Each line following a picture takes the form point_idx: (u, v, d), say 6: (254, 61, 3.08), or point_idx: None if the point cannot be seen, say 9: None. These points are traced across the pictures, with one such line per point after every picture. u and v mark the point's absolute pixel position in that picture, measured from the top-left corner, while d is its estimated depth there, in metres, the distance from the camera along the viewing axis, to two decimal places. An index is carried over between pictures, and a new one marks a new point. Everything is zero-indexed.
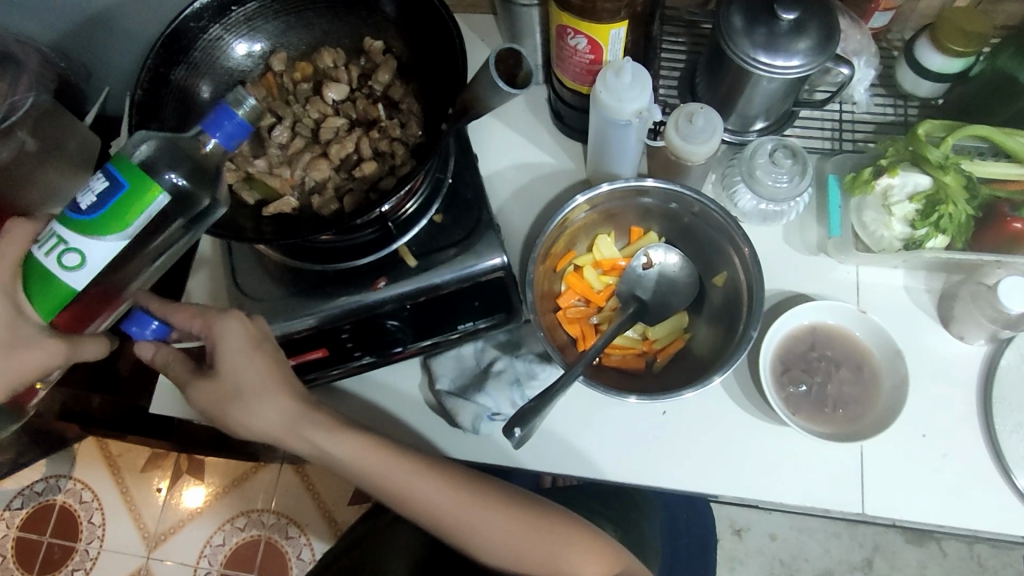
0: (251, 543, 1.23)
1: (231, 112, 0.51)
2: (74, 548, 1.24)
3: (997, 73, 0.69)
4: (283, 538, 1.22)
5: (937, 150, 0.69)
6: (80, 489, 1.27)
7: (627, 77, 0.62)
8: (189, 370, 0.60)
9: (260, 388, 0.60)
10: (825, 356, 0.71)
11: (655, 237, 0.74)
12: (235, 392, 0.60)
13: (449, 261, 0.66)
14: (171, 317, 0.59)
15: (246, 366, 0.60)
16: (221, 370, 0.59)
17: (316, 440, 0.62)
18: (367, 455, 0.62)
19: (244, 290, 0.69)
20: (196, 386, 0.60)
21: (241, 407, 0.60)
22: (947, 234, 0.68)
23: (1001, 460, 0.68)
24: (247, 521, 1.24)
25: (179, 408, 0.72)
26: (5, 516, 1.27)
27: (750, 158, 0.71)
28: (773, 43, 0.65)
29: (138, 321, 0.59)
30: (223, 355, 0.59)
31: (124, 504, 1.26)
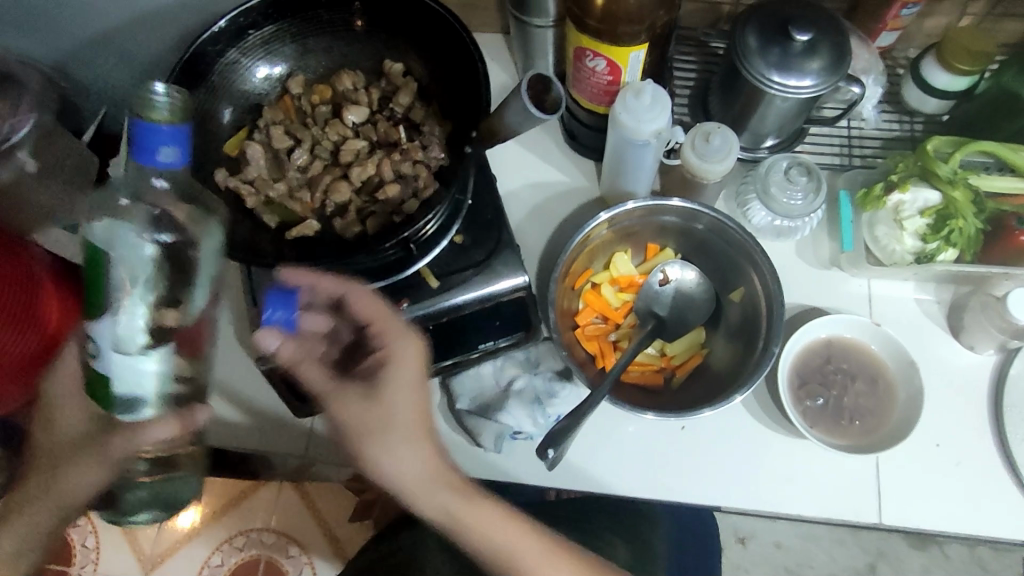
0: (250, 563, 1.15)
1: (153, 127, 0.45)
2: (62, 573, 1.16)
3: (1003, 92, 0.70)
4: (283, 557, 1.16)
5: (945, 165, 0.70)
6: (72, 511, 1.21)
7: (647, 99, 0.63)
8: (335, 384, 0.56)
9: (410, 424, 0.56)
10: (841, 369, 0.72)
11: (671, 254, 0.75)
12: (385, 424, 0.55)
13: (469, 281, 0.67)
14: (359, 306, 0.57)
15: (410, 401, 0.56)
16: (385, 396, 0.55)
17: (446, 502, 0.56)
18: (487, 515, 0.57)
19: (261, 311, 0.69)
20: (345, 403, 0.56)
21: (387, 442, 0.55)
22: (957, 247, 0.70)
23: (1014, 468, 0.69)
24: (245, 541, 1.16)
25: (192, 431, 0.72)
26: None
27: (765, 174, 0.72)
28: (786, 63, 0.67)
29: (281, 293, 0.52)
30: (393, 381, 0.56)
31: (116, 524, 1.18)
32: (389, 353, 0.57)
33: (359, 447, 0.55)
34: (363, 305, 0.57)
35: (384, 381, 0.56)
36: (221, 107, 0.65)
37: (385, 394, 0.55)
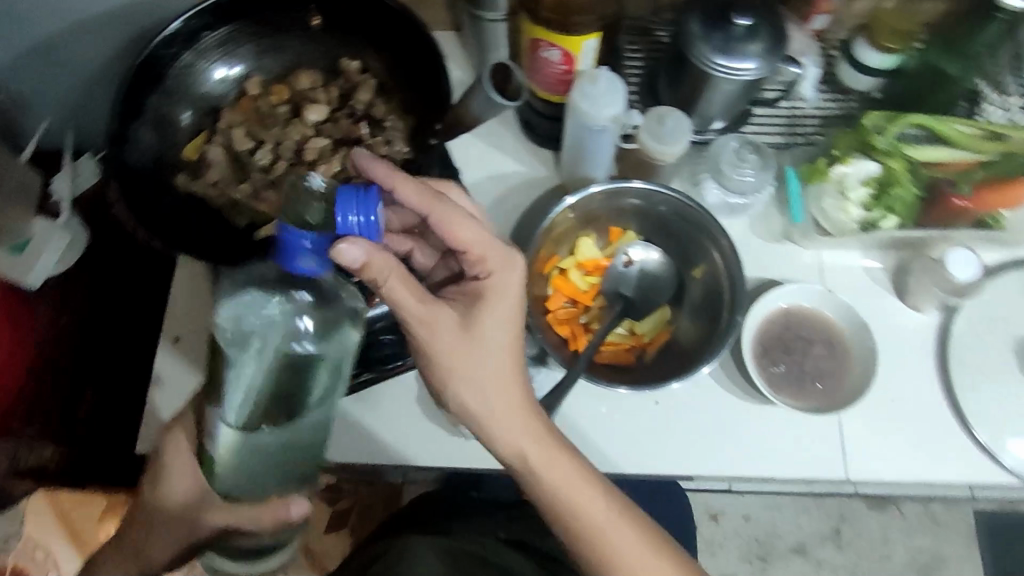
0: None
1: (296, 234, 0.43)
2: None
3: (930, 67, 0.75)
4: None
5: (882, 137, 0.75)
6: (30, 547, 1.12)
7: (602, 84, 0.66)
8: (427, 303, 0.56)
9: (496, 359, 0.57)
10: (801, 335, 0.76)
11: (633, 236, 0.77)
12: (479, 351, 0.57)
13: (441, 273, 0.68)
14: (460, 233, 0.55)
15: (502, 333, 0.57)
16: (481, 325, 0.57)
17: (524, 446, 0.58)
18: (562, 468, 0.58)
19: None
20: (438, 326, 0.56)
21: (477, 372, 0.57)
22: (896, 214, 0.75)
23: (962, 416, 0.75)
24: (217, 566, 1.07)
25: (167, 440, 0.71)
26: None
27: (716, 155, 0.76)
28: (729, 46, 0.71)
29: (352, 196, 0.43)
30: (490, 311, 0.57)
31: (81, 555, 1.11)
32: (490, 287, 0.57)
33: (445, 368, 0.57)
34: (466, 233, 0.56)
35: (480, 311, 0.57)
36: (179, 111, 0.66)
37: (482, 323, 0.57)
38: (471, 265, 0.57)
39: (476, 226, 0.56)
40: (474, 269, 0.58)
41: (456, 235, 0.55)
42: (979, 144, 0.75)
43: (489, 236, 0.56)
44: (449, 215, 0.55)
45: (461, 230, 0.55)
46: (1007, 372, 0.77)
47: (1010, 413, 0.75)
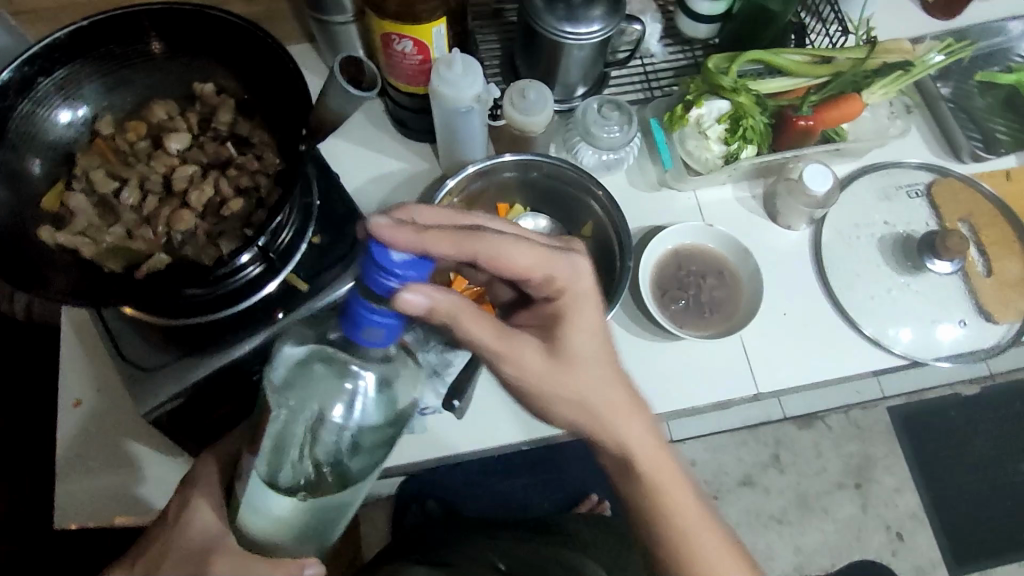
0: None
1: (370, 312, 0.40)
2: None
3: (754, 7, 0.81)
4: None
5: (726, 77, 0.80)
6: None
7: (458, 68, 0.68)
8: (504, 338, 0.53)
9: (588, 378, 0.56)
10: (692, 271, 0.81)
11: (520, 208, 0.79)
12: (574, 362, 0.55)
13: (338, 277, 0.68)
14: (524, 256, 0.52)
15: (594, 340, 0.56)
16: (570, 339, 0.55)
17: (632, 442, 0.57)
18: (662, 464, 0.58)
19: (127, 359, 0.67)
20: (528, 363, 0.54)
21: (574, 395, 0.56)
22: (754, 143, 0.81)
23: (848, 316, 0.81)
24: None
25: (87, 500, 0.70)
26: None
27: (583, 118, 0.79)
28: (573, 14, 0.75)
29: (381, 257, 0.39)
30: (574, 324, 0.55)
31: None
32: (564, 304, 0.55)
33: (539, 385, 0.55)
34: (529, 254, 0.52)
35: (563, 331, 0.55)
36: (30, 160, 0.62)
37: (570, 336, 0.55)
38: (539, 282, 0.55)
39: (532, 243, 0.53)
40: (544, 285, 0.55)
41: (512, 263, 0.51)
42: (812, 69, 0.83)
43: (543, 248, 0.53)
44: (502, 243, 0.51)
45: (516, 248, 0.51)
46: (875, 267, 0.85)
47: (884, 303, 0.83)
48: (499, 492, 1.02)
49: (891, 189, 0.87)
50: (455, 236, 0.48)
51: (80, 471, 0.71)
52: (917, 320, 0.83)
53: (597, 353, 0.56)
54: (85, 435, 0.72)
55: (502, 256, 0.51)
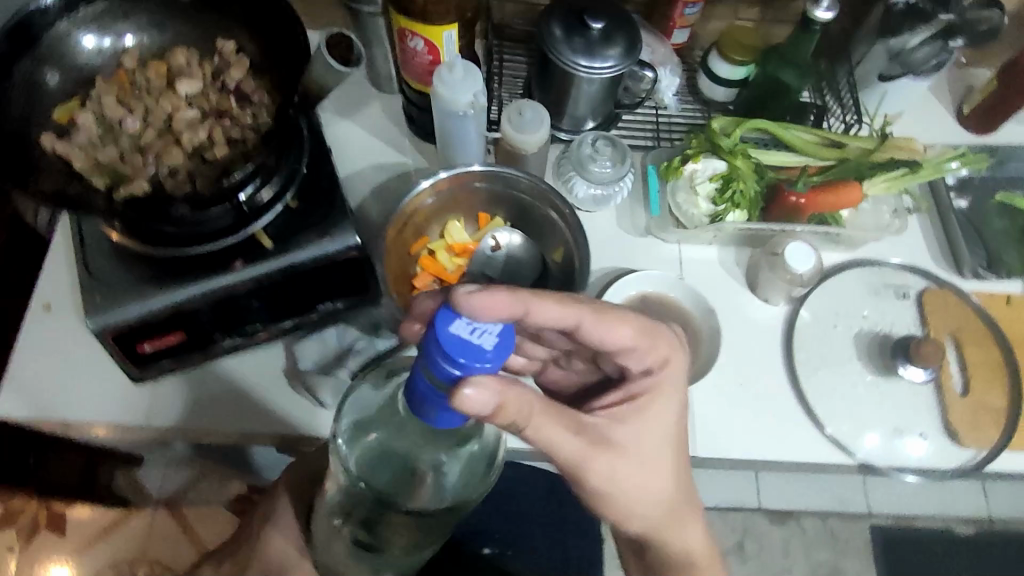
0: None
1: (431, 392, 0.37)
2: None
3: (771, 78, 0.82)
4: None
5: (727, 139, 0.82)
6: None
7: (459, 72, 0.71)
8: (585, 426, 0.56)
9: (666, 465, 0.60)
10: (655, 320, 0.80)
11: (500, 221, 0.81)
12: (641, 450, 0.58)
13: (305, 243, 0.70)
14: (621, 328, 0.58)
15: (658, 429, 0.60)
16: (646, 418, 0.59)
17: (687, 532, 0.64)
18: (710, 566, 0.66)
19: (87, 268, 0.69)
20: (617, 464, 0.57)
21: (655, 482, 0.59)
22: (742, 209, 0.81)
23: (805, 401, 0.79)
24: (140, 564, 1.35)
25: (28, 396, 0.74)
26: None
27: (577, 150, 0.82)
28: (591, 48, 0.78)
29: (459, 343, 0.35)
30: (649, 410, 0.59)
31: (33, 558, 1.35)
32: (660, 383, 0.60)
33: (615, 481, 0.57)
34: (627, 324, 0.59)
35: (650, 412, 0.59)
36: (48, 70, 0.68)
37: (644, 416, 0.59)
38: (637, 359, 0.60)
39: (630, 323, 0.59)
40: (643, 363, 0.60)
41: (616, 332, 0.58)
42: (822, 151, 0.83)
43: (646, 326, 0.59)
44: (610, 317, 0.58)
45: (618, 317, 0.58)
46: (846, 360, 0.83)
47: (847, 398, 0.81)
48: (508, 505, 0.92)
49: (881, 285, 0.85)
50: (563, 299, 0.57)
51: (29, 369, 0.75)
52: (877, 424, 0.80)
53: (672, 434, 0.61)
54: (47, 339, 0.77)
55: (604, 328, 0.58)
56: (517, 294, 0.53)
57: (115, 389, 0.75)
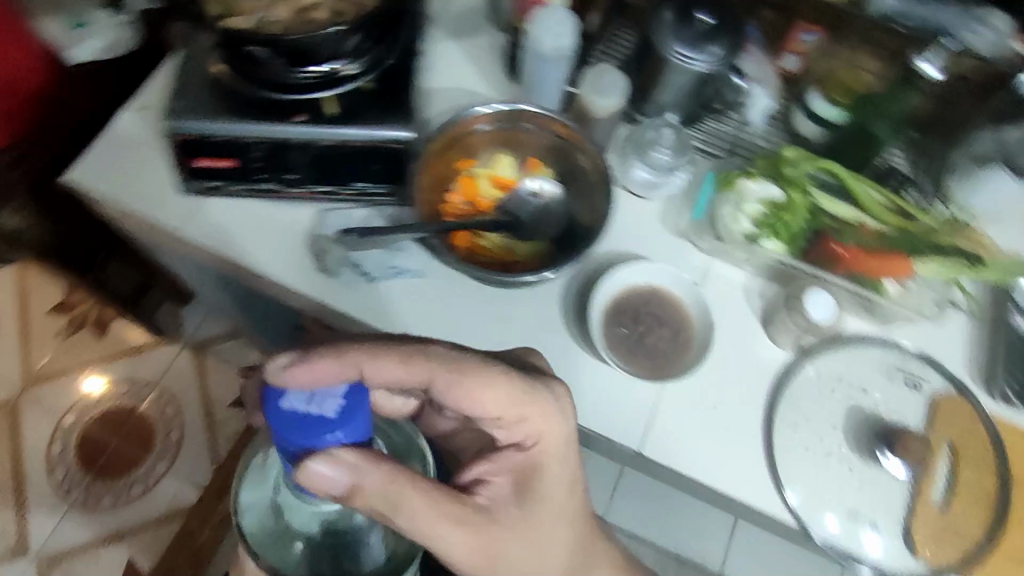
0: (142, 418, 1.64)
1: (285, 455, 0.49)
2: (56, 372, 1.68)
3: (861, 129, 0.82)
4: (161, 431, 1.64)
5: (793, 169, 0.82)
6: (21, 327, 1.71)
7: (557, 17, 0.76)
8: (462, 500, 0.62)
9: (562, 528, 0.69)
10: (653, 313, 0.81)
11: (546, 172, 0.84)
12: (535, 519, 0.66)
13: (362, 120, 0.76)
14: (483, 398, 0.63)
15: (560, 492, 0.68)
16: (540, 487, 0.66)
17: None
18: None
19: (179, 73, 0.77)
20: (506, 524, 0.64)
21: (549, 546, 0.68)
22: (779, 240, 0.81)
23: (770, 447, 0.77)
24: (135, 388, 1.67)
25: (102, 173, 0.84)
26: None
27: (642, 134, 0.85)
28: (696, 40, 0.78)
29: (302, 422, 0.48)
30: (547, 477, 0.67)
31: (67, 352, 1.70)
32: (536, 453, 0.66)
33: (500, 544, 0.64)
34: (491, 396, 0.63)
35: (537, 481, 0.66)
36: None
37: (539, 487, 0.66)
38: (517, 427, 0.66)
39: (496, 392, 0.63)
40: (517, 435, 0.66)
41: (474, 397, 0.63)
42: (884, 215, 0.80)
43: (517, 394, 0.64)
44: (471, 381, 0.63)
45: (477, 382, 0.63)
46: (830, 427, 0.80)
47: (814, 461, 0.78)
48: None
49: (896, 372, 0.81)
50: (410, 359, 0.62)
51: (107, 150, 0.85)
52: (831, 497, 0.77)
53: (563, 505, 0.68)
54: (128, 132, 0.86)
55: (468, 398, 0.63)
56: (346, 361, 0.57)
57: (166, 190, 0.83)
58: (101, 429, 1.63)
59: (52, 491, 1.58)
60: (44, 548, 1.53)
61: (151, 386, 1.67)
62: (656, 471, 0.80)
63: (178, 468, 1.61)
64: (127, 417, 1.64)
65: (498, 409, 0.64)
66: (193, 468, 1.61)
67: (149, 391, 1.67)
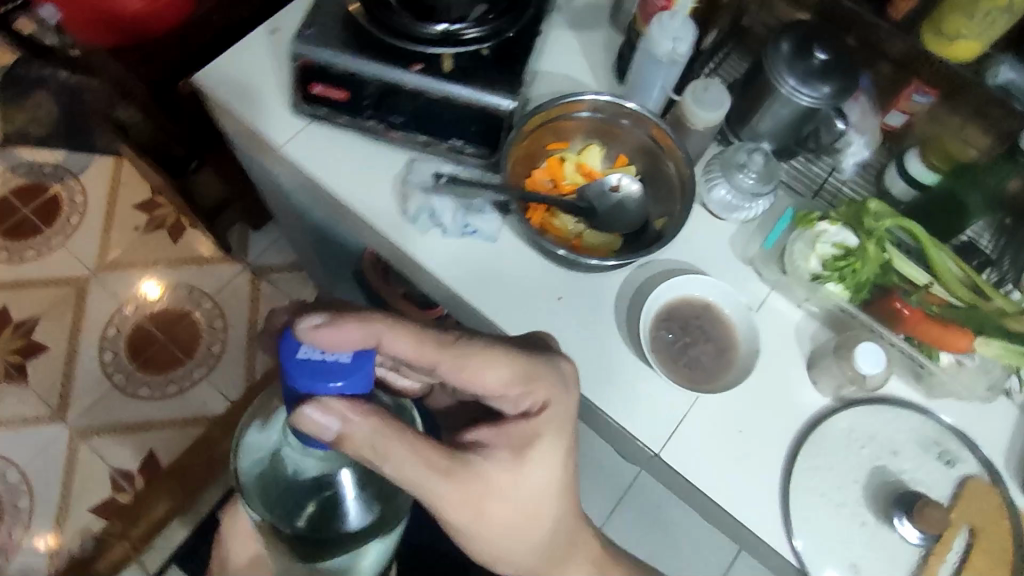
0: (191, 326, 1.73)
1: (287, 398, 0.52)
2: (126, 263, 1.79)
3: (951, 197, 0.82)
4: (206, 341, 1.72)
5: (873, 220, 0.81)
6: (107, 216, 1.83)
7: (677, 22, 0.78)
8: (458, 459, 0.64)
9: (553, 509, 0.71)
10: (702, 328, 0.82)
11: (631, 171, 0.86)
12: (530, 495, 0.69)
13: (473, 81, 0.80)
14: (494, 369, 0.67)
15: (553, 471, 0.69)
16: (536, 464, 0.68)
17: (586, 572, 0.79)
18: None
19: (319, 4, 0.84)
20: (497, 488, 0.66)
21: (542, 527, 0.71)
22: (845, 286, 0.80)
23: (786, 483, 0.78)
24: (193, 295, 1.76)
25: (224, 77, 0.89)
26: (73, 204, 1.84)
27: (731, 155, 0.85)
28: (807, 76, 0.79)
29: (312, 369, 0.51)
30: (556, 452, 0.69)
31: (141, 248, 1.80)
32: (536, 423, 0.68)
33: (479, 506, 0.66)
34: (502, 369, 0.67)
35: (532, 449, 0.68)
36: None
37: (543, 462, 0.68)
38: (516, 396, 0.68)
39: (500, 372, 0.67)
40: (525, 403, 0.68)
41: (476, 373, 0.66)
42: (954, 287, 0.80)
43: (519, 360, 0.67)
44: (479, 358, 0.66)
45: (482, 361, 0.66)
46: (851, 479, 0.80)
47: (827, 509, 0.78)
48: None
49: (930, 443, 0.80)
50: (420, 338, 0.64)
51: (233, 58, 0.90)
52: (836, 547, 0.77)
53: (553, 475, 0.70)
54: (257, 45, 0.91)
55: (472, 376, 0.66)
56: (368, 328, 0.59)
57: (277, 104, 0.89)
58: (152, 326, 1.73)
59: (98, 370, 1.68)
60: (78, 419, 1.63)
61: (208, 297, 1.77)
62: (669, 479, 0.82)
63: (214, 377, 1.69)
64: (179, 320, 1.74)
65: (500, 385, 0.68)
66: (228, 381, 1.69)
67: (205, 301, 1.76)
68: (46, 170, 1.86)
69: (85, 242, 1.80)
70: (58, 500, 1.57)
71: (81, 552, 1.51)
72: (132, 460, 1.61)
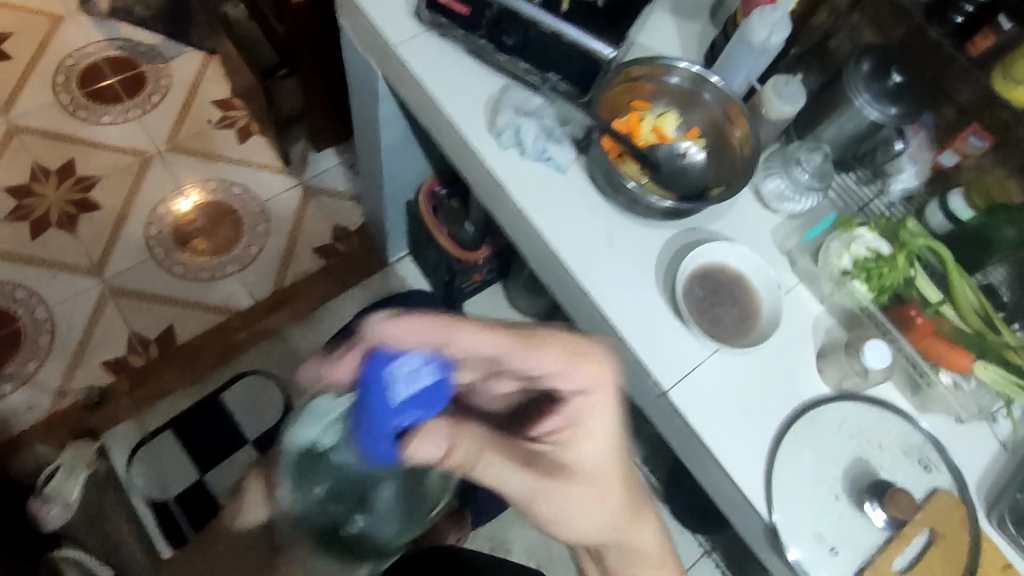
0: (233, 224, 1.80)
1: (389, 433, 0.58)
2: (191, 150, 1.87)
3: (982, 234, 0.90)
4: (246, 239, 1.79)
5: (909, 235, 0.88)
6: (184, 103, 1.92)
7: (777, 16, 0.87)
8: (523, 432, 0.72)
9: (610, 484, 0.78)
10: (731, 294, 0.90)
11: (700, 142, 0.94)
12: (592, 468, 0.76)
13: (581, 26, 0.89)
14: (553, 349, 0.74)
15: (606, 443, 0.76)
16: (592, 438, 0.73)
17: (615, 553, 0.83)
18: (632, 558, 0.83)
19: None
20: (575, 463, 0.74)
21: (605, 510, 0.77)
22: (869, 287, 0.88)
23: (774, 446, 0.85)
24: (245, 195, 1.84)
25: None
26: (157, 85, 1.93)
27: (792, 149, 0.93)
28: (880, 93, 0.87)
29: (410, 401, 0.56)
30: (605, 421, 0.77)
31: (208, 140, 1.89)
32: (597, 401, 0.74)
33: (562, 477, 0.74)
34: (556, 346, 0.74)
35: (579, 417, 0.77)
36: None
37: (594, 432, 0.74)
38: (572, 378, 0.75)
39: (554, 356, 0.74)
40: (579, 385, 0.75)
41: (534, 359, 0.74)
42: (967, 313, 0.87)
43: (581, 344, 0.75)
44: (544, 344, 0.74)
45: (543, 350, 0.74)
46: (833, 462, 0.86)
47: (805, 481, 0.84)
48: None
49: (912, 449, 0.87)
50: (486, 328, 0.72)
51: None
52: (806, 515, 0.83)
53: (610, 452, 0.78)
54: None
55: (533, 355, 0.74)
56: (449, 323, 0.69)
57: (400, 9, 0.97)
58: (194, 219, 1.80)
59: (142, 240, 1.76)
60: (114, 279, 1.71)
61: (258, 201, 1.84)
62: (670, 421, 0.88)
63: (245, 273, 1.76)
64: (224, 216, 1.81)
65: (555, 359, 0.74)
66: (258, 281, 1.75)
67: (254, 203, 1.84)
68: (142, 49, 1.96)
69: (159, 121, 1.89)
70: (76, 347, 1.64)
71: (86, 399, 1.57)
72: (152, 329, 1.68)
